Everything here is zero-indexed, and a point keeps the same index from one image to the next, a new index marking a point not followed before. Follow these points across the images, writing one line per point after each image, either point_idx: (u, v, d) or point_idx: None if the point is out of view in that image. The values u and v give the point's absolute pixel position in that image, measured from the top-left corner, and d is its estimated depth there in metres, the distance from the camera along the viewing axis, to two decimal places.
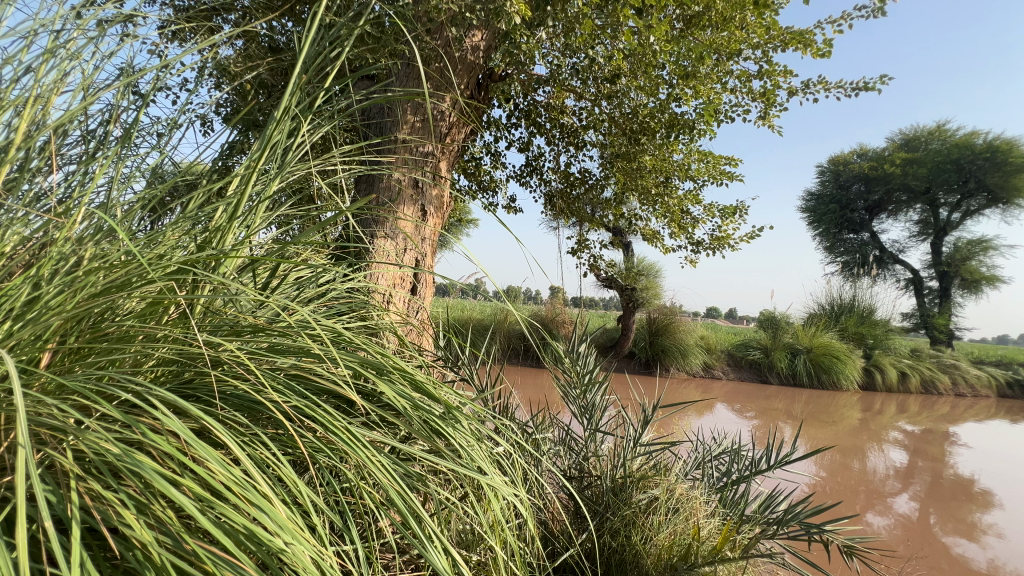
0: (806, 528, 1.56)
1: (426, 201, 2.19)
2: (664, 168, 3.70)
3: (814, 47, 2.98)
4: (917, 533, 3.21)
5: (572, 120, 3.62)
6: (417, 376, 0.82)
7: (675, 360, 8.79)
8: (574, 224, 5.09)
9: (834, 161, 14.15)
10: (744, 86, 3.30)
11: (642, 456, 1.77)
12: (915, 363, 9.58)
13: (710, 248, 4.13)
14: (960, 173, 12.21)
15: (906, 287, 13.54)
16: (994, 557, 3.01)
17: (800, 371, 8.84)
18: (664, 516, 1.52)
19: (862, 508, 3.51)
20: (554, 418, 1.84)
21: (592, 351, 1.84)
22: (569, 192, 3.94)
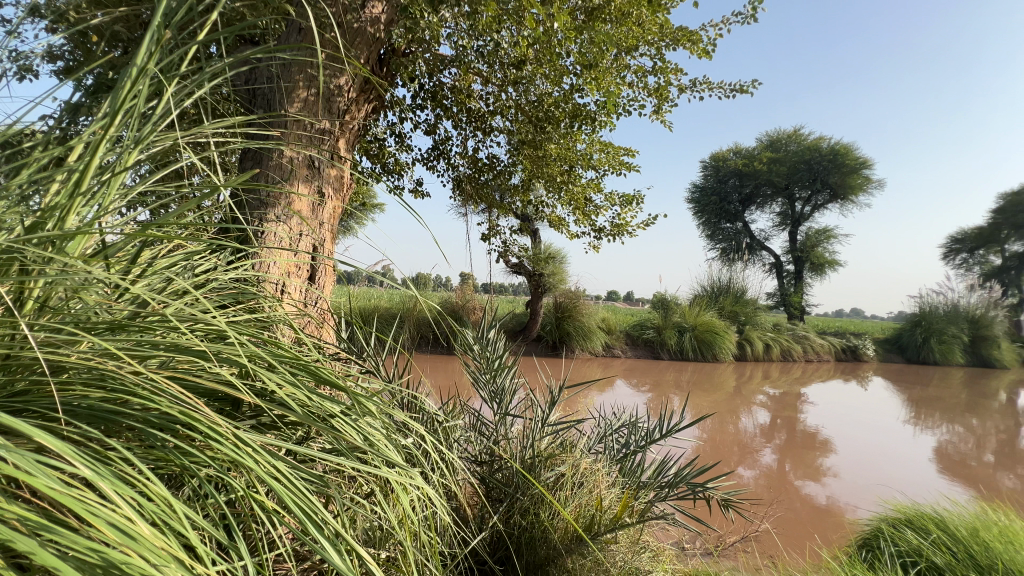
0: (694, 488, 1.74)
1: (323, 181, 2.04)
2: (568, 157, 3.81)
3: (700, 48, 3.25)
4: (776, 480, 3.77)
5: (479, 105, 3.60)
6: (315, 371, 0.77)
7: (579, 341, 9.29)
8: (483, 209, 5.12)
9: (715, 157, 15.69)
10: (641, 80, 3.50)
11: (550, 435, 1.85)
12: (776, 336, 11.13)
13: (610, 235, 4.36)
14: (810, 172, 14.23)
15: (770, 270, 15.58)
16: (831, 492, 3.64)
17: (686, 347, 9.82)
18: (570, 489, 1.61)
19: (735, 463, 4.05)
20: (464, 404, 1.86)
21: (502, 336, 1.87)
22: (477, 177, 3.92)
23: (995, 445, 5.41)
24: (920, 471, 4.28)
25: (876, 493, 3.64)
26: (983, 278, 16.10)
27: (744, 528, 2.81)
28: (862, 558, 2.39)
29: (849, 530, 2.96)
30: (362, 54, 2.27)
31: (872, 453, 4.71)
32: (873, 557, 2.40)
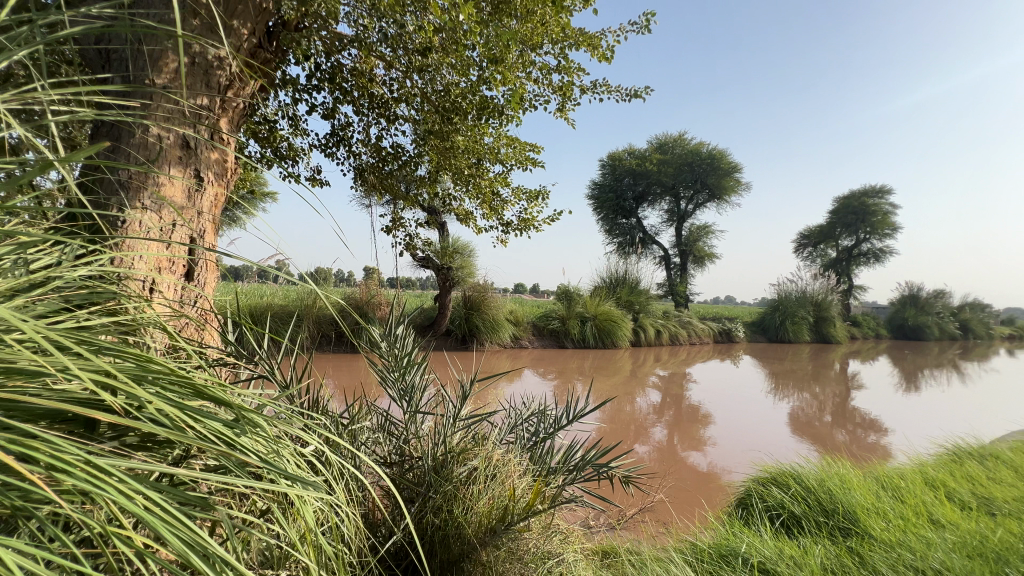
0: (599, 469, 1.85)
1: (201, 164, 1.81)
2: (476, 150, 3.78)
3: (599, 52, 3.42)
4: (667, 453, 4.15)
5: (382, 91, 3.45)
6: (196, 381, 0.68)
7: (488, 334, 9.39)
8: (387, 201, 4.93)
9: (612, 156, 16.66)
10: (546, 77, 3.59)
11: (462, 430, 1.84)
12: (666, 323, 12.22)
13: (517, 229, 4.44)
14: (693, 174, 15.74)
15: (660, 262, 17.01)
16: (712, 460, 4.09)
17: (588, 335, 10.41)
18: (483, 483, 1.61)
19: (633, 441, 4.39)
20: (371, 405, 1.78)
21: (411, 332, 1.81)
22: (382, 167, 3.75)
23: (833, 407, 6.48)
24: (779, 434, 4.99)
25: (746, 457, 4.17)
26: (823, 268, 19.15)
27: (642, 501, 3.06)
28: (738, 515, 2.72)
29: (727, 492, 3.36)
30: (246, 24, 2.05)
31: (743, 422, 5.39)
32: (747, 514, 2.74)
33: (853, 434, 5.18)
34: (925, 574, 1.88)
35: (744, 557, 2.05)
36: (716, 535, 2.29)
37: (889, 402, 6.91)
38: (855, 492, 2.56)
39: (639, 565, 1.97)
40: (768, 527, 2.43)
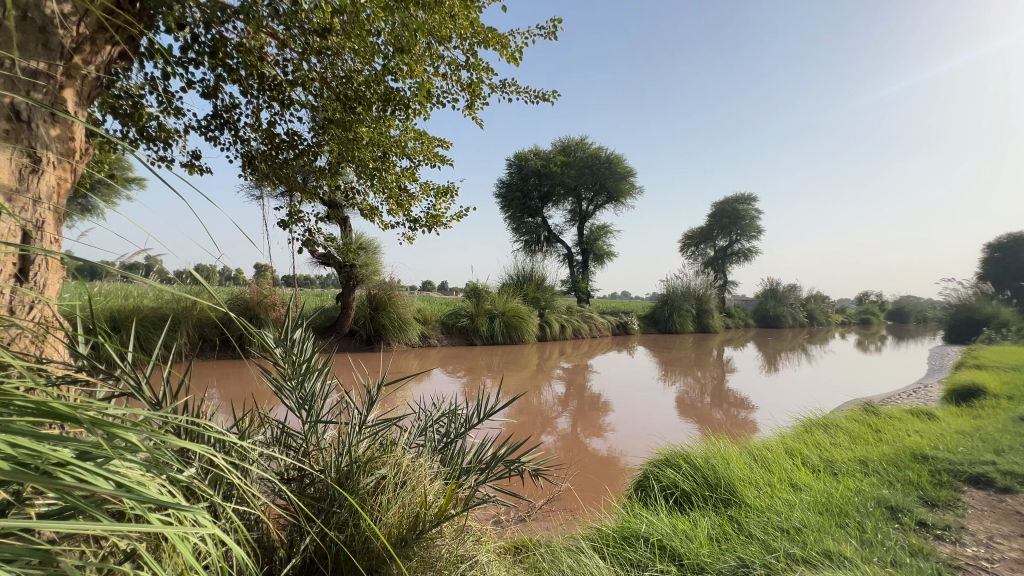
0: (510, 465, 1.89)
1: (37, 142, 1.51)
2: (382, 143, 3.63)
3: (508, 52, 3.46)
4: (572, 443, 4.36)
5: (274, 72, 3.17)
6: (47, 408, 0.57)
7: (395, 334, 9.10)
8: (281, 192, 4.54)
9: (518, 156, 16.93)
10: (454, 73, 3.55)
11: (369, 438, 1.77)
12: (569, 318, 12.81)
13: (426, 226, 4.35)
14: (593, 176, 16.62)
15: (564, 260, 17.74)
16: (612, 445, 4.37)
17: (496, 332, 10.55)
18: (393, 491, 1.56)
19: (540, 433, 4.54)
20: (265, 416, 1.64)
21: (310, 335, 1.69)
22: (275, 156, 3.44)
23: (713, 390, 7.26)
24: (670, 418, 5.48)
25: (642, 440, 4.52)
26: (704, 266, 21.38)
27: (550, 492, 3.18)
28: (637, 497, 2.93)
29: (626, 475, 3.61)
30: None
31: (638, 408, 5.83)
32: (645, 495, 2.96)
33: (729, 413, 5.85)
34: (789, 533, 2.17)
35: (645, 537, 2.21)
36: (619, 518, 2.45)
37: (756, 383, 7.92)
38: (733, 467, 2.89)
39: (550, 556, 2.03)
40: (663, 505, 2.66)
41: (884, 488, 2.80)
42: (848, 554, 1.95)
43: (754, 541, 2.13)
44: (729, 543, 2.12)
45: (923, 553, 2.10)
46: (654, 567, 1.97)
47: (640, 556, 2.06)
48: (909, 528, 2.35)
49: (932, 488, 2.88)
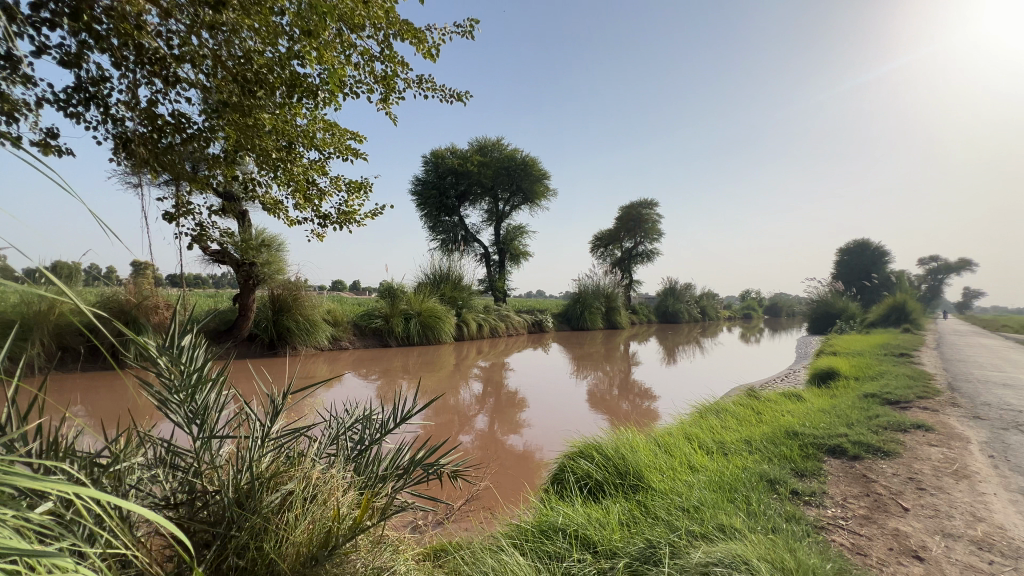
0: (428, 469, 1.86)
1: None
2: (287, 132, 3.37)
3: (425, 47, 3.39)
4: (489, 441, 4.39)
5: (157, 45, 2.83)
6: None
7: (301, 337, 8.51)
8: (164, 181, 4.03)
9: (435, 153, 16.56)
10: (367, 64, 3.40)
11: (273, 450, 1.64)
12: (487, 317, 12.89)
13: (336, 223, 4.11)
14: (509, 177, 16.84)
15: (481, 259, 17.78)
16: (529, 441, 4.47)
17: (413, 332, 10.31)
18: (301, 507, 1.46)
19: (458, 433, 4.52)
20: (145, 436, 1.45)
21: (201, 341, 1.51)
22: (156, 139, 3.03)
23: (621, 383, 7.73)
24: (582, 411, 5.73)
25: (557, 434, 4.67)
26: (612, 266, 22.63)
27: (468, 491, 3.18)
28: (553, 490, 3.02)
29: (542, 469, 3.72)
30: None
31: (553, 403, 6.03)
32: (561, 488, 3.06)
33: (635, 403, 6.26)
34: (688, 511, 2.38)
35: (562, 529, 2.29)
36: (536, 513, 2.51)
37: (658, 375, 8.57)
38: (640, 454, 3.10)
39: (471, 557, 2.04)
40: (577, 496, 2.78)
41: (764, 464, 3.18)
42: (737, 525, 2.17)
43: (659, 522, 2.30)
44: (637, 527, 2.27)
45: (794, 517, 2.42)
46: (570, 557, 2.05)
47: (558, 548, 2.14)
48: (784, 497, 2.69)
49: (800, 460, 3.32)
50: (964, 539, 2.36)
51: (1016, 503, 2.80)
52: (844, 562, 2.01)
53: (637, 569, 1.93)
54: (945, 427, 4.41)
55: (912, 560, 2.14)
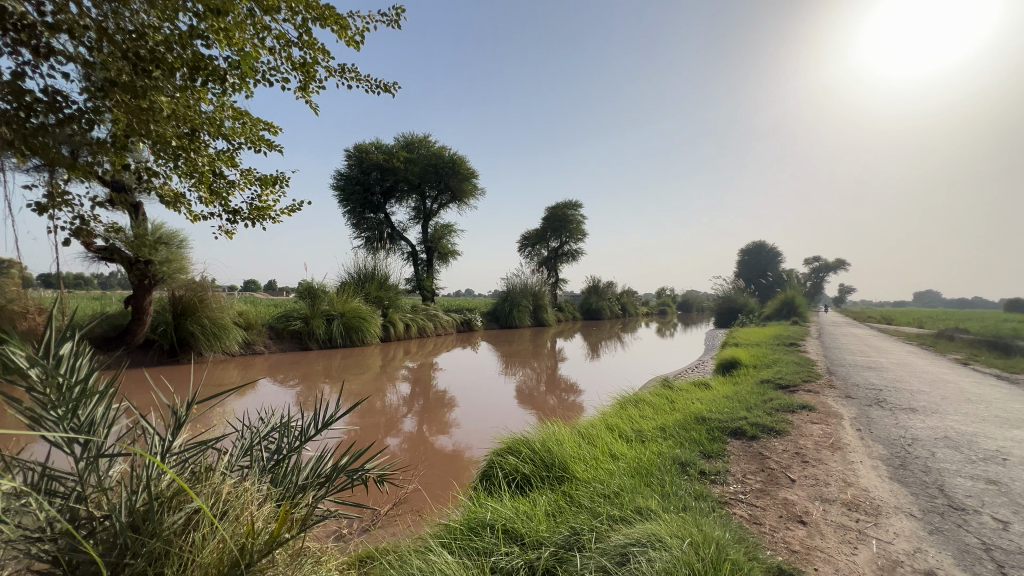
0: (353, 474, 1.80)
1: None
2: (190, 118, 3.07)
3: (348, 35, 3.24)
4: (417, 442, 4.31)
5: (24, 9, 2.44)
6: None
7: (208, 342, 7.79)
8: (35, 167, 3.49)
9: (358, 147, 15.76)
10: (284, 49, 3.18)
11: (175, 467, 1.50)
12: (414, 317, 12.62)
13: (248, 218, 3.80)
14: (437, 175, 16.53)
15: (408, 258, 17.31)
16: (457, 440, 4.45)
17: (335, 334, 9.82)
18: (209, 526, 1.35)
19: (384, 437, 4.39)
20: (12, 461, 1.26)
21: (84, 349, 1.34)
22: (24, 118, 2.62)
23: (548, 378, 7.94)
24: (511, 408, 5.80)
25: (486, 432, 4.70)
26: (540, 265, 23.13)
27: (395, 495, 3.11)
28: (482, 487, 3.03)
29: (471, 467, 3.72)
30: None
31: (482, 401, 6.05)
32: (490, 484, 3.08)
33: (561, 398, 6.46)
34: (610, 497, 2.50)
35: (490, 525, 2.31)
36: (465, 511, 2.51)
37: (583, 370, 8.92)
38: (565, 446, 3.21)
39: (398, 561, 1.99)
40: (506, 491, 2.82)
41: (677, 448, 3.42)
42: (653, 507, 2.32)
43: (582, 510, 2.40)
44: (562, 516, 2.35)
45: (702, 495, 2.64)
46: (498, 551, 2.08)
47: (486, 543, 2.15)
48: (694, 477, 2.92)
49: (708, 443, 3.61)
50: (838, 502, 2.71)
51: (877, 468, 3.26)
52: (744, 532, 2.22)
53: (562, 557, 2.00)
54: (825, 406, 5.03)
55: (797, 524, 2.42)
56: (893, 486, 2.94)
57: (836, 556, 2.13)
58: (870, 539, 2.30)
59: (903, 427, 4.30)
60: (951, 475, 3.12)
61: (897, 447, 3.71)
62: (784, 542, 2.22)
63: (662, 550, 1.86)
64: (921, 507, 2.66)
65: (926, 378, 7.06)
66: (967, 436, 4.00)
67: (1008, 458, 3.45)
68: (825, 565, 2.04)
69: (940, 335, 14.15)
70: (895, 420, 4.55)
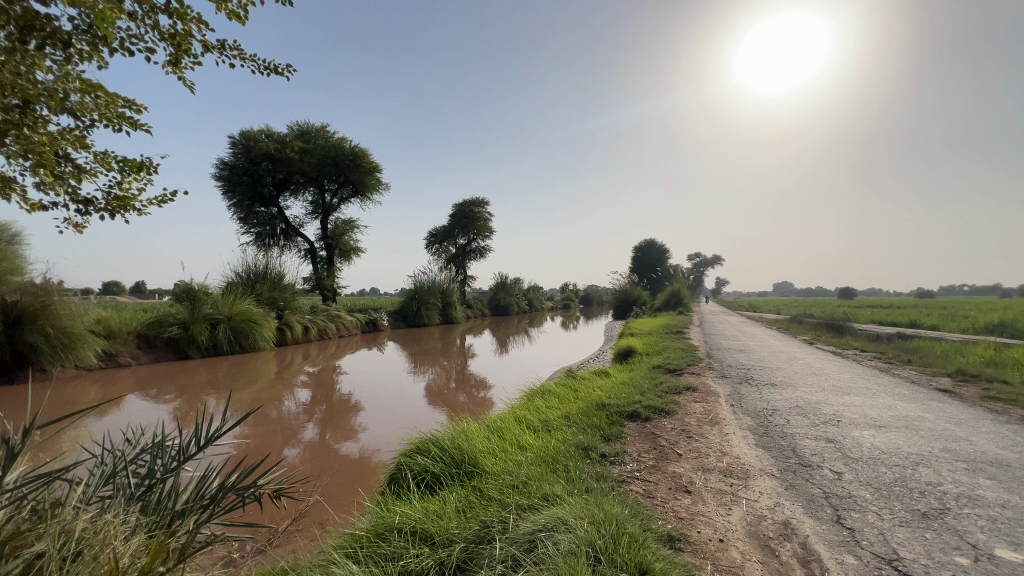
0: (244, 492, 1.65)
1: None
2: (22, 88, 2.54)
3: (229, 8, 2.92)
4: (319, 451, 4.05)
5: None
6: None
7: (55, 356, 6.59)
8: None
9: (245, 134, 14.08)
10: (148, 16, 2.77)
11: (9, 508, 1.26)
12: (314, 318, 11.86)
13: (105, 209, 3.26)
14: (337, 168, 15.49)
15: (306, 256, 16.12)
16: (364, 445, 4.27)
17: (220, 340, 8.86)
18: (58, 572, 1.15)
19: (281, 448, 4.06)
20: None
21: None
22: None
23: (457, 376, 7.93)
24: (420, 407, 5.71)
25: (394, 434, 4.56)
26: (448, 263, 22.90)
27: (295, 510, 2.90)
28: (390, 491, 2.94)
29: (379, 471, 3.59)
30: None
31: (389, 402, 5.86)
32: (398, 487, 3.00)
33: (471, 394, 6.49)
34: (518, 488, 2.57)
35: (398, 528, 2.25)
36: (372, 518, 2.41)
37: (492, 365, 9.05)
38: (474, 441, 3.22)
39: None
40: (414, 493, 2.76)
41: (580, 434, 3.61)
42: (559, 492, 2.43)
43: (492, 502, 2.43)
44: (473, 511, 2.36)
45: (602, 476, 2.82)
46: (407, 554, 2.03)
47: (394, 547, 2.09)
48: (595, 460, 3.11)
49: (608, 427, 3.85)
50: (716, 470, 3.06)
51: (746, 437, 3.73)
52: (639, 506, 2.42)
53: (472, 552, 2.01)
54: (705, 386, 5.64)
55: (683, 494, 2.68)
56: (759, 452, 3.39)
57: (716, 518, 2.40)
58: (741, 499, 2.63)
59: (766, 400, 4.98)
60: (801, 437, 3.68)
61: (762, 418, 4.28)
62: (673, 511, 2.46)
63: (567, 532, 1.96)
64: (779, 467, 3.10)
65: (783, 357, 8.23)
66: (812, 404, 4.74)
67: (841, 420, 4.16)
68: (707, 527, 2.29)
69: (792, 320, 16.57)
70: (760, 395, 5.24)
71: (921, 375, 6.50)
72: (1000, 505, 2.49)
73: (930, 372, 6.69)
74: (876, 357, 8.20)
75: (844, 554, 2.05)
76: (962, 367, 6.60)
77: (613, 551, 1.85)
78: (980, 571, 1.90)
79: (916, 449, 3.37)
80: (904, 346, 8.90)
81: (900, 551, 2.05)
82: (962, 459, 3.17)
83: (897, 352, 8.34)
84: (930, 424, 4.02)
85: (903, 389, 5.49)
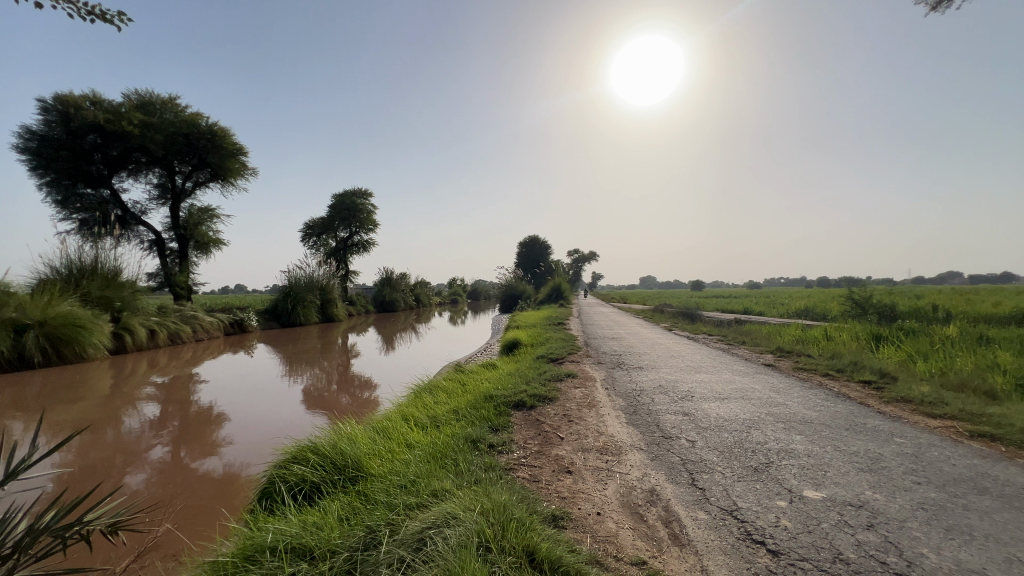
0: (65, 533, 1.36)
1: None
2: None
3: None
4: (171, 473, 3.52)
5: None
6: None
7: None
8: None
9: (62, 99, 11.39)
10: None
11: None
12: (162, 320, 10.23)
13: None
14: (189, 147, 13.33)
15: (149, 248, 13.75)
16: (229, 459, 3.82)
17: (30, 351, 7.15)
18: None
19: (119, 474, 3.45)
20: None
21: None
22: None
23: (339, 376, 7.46)
24: (299, 412, 5.26)
25: (267, 445, 4.14)
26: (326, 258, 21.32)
27: (138, 545, 2.49)
28: (262, 508, 2.68)
29: (248, 487, 3.25)
30: None
31: (261, 410, 5.31)
32: (271, 502, 2.75)
33: (355, 395, 6.14)
34: (406, 487, 2.51)
35: (271, 547, 2.05)
36: (239, 539, 2.17)
37: (377, 363, 8.70)
38: (359, 445, 3.06)
39: None
40: (291, 506, 2.55)
41: (468, 428, 3.64)
42: (447, 487, 2.43)
43: (379, 506, 2.35)
44: (357, 517, 2.25)
45: (490, 466, 2.88)
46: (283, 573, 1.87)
47: (266, 569, 1.90)
48: (483, 451, 3.16)
49: (495, 418, 3.94)
50: (594, 450, 3.31)
51: (619, 416, 4.10)
52: (526, 491, 2.52)
53: (356, 560, 1.91)
54: (583, 373, 6.07)
55: (565, 474, 2.87)
56: (629, 429, 3.74)
57: (594, 493, 2.60)
58: (615, 473, 2.89)
59: (635, 383, 5.52)
60: (663, 413, 4.16)
61: (632, 399, 4.73)
62: (556, 492, 2.60)
63: (457, 526, 1.97)
64: (646, 441, 3.46)
65: (648, 343, 9.19)
66: (672, 383, 5.38)
67: (694, 395, 4.78)
68: (586, 503, 2.47)
69: (655, 309, 18.63)
70: (630, 378, 5.79)
71: (752, 353, 7.74)
72: (806, 455, 3.08)
73: (759, 350, 8.01)
74: (719, 339, 9.58)
75: (697, 511, 2.36)
76: (781, 345, 8.01)
77: (502, 538, 1.91)
78: (794, 510, 2.33)
79: (748, 415, 4.02)
80: (739, 330, 10.51)
81: (738, 502, 2.43)
82: (781, 420, 3.86)
83: (735, 334, 9.84)
84: (758, 394, 4.83)
85: (739, 366, 6.49)
